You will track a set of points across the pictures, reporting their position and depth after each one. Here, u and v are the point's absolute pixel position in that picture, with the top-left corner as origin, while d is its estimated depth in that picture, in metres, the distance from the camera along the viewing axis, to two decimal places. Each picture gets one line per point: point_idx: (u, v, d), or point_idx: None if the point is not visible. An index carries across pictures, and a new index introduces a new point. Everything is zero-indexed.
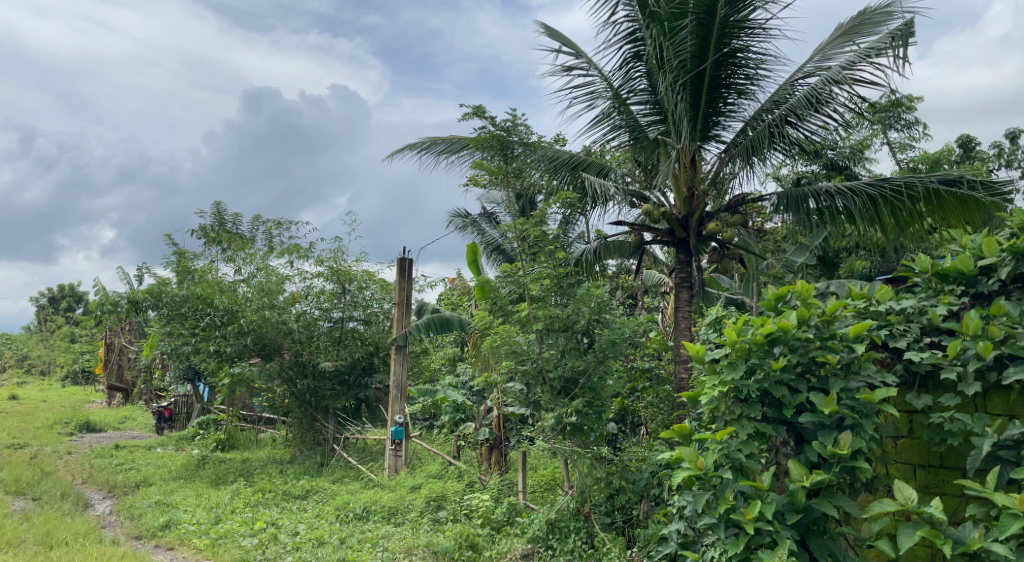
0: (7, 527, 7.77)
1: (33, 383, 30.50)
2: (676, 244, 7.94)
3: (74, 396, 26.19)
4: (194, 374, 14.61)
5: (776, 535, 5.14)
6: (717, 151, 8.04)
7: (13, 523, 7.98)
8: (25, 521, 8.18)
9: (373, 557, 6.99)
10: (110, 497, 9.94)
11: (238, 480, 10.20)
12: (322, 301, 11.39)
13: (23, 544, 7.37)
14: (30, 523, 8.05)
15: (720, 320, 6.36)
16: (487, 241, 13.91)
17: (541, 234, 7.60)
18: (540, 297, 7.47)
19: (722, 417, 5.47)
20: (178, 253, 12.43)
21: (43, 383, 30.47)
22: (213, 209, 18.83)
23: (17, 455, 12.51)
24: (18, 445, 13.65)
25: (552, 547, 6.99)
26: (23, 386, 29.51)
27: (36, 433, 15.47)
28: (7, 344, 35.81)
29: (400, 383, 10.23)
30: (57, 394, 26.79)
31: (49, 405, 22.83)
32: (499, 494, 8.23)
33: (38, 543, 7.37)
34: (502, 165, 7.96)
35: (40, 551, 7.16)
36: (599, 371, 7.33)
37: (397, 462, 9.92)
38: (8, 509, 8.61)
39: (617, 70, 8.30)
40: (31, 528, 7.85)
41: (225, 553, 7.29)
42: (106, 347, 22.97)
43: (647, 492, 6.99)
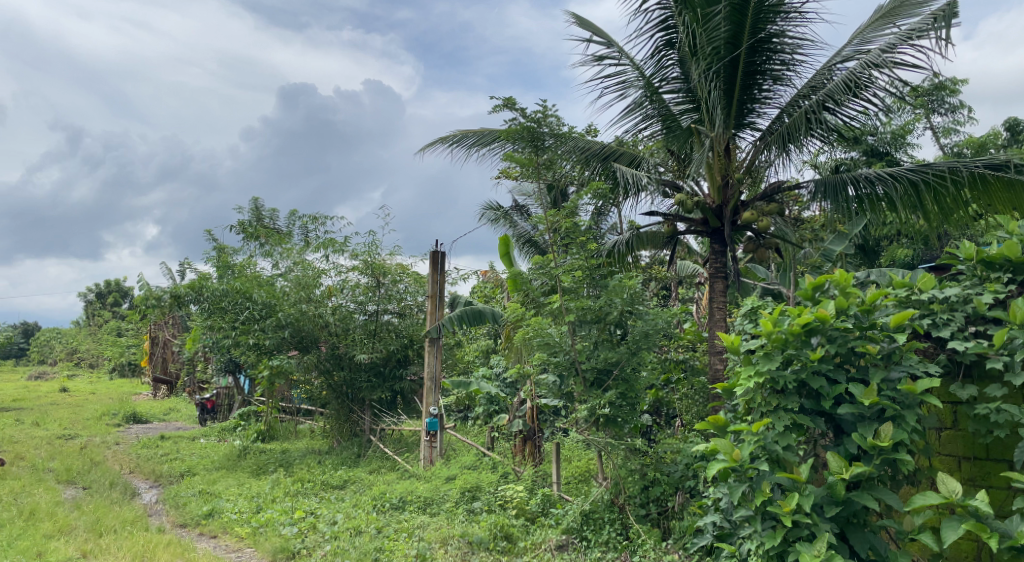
0: (58, 515, 7.98)
1: (84, 376, 31.49)
2: (710, 234, 7.83)
3: (122, 389, 26.93)
4: (235, 367, 14.85)
5: (814, 528, 5.07)
6: (752, 139, 7.92)
7: (64, 511, 8.20)
8: (75, 509, 8.40)
9: (410, 546, 7.03)
10: (156, 486, 10.17)
11: (278, 470, 10.36)
12: (358, 294, 11.51)
13: (74, 531, 7.56)
14: (80, 510, 8.27)
15: (755, 311, 6.27)
16: (519, 233, 13.86)
17: (572, 225, 7.56)
18: (572, 289, 7.44)
19: (758, 409, 5.42)
20: (218, 248, 12.61)
21: (92, 376, 31.29)
22: (251, 205, 19.11)
23: (67, 445, 12.88)
24: (69, 435, 14.04)
25: (586, 538, 7.01)
26: (74, 378, 30.44)
27: (85, 424, 15.91)
28: (57, 338, 36.93)
29: (434, 375, 10.27)
30: (106, 386, 27.52)
31: (97, 397, 23.47)
32: (533, 485, 8.24)
33: (88, 531, 7.56)
34: (533, 156, 7.93)
35: (90, 538, 7.34)
36: (633, 362, 7.26)
37: (432, 453, 9.97)
38: (58, 497, 8.85)
39: (649, 58, 8.23)
40: (81, 515, 8.05)
41: (267, 542, 7.40)
42: (151, 340, 23.62)
43: (683, 484, 6.93)
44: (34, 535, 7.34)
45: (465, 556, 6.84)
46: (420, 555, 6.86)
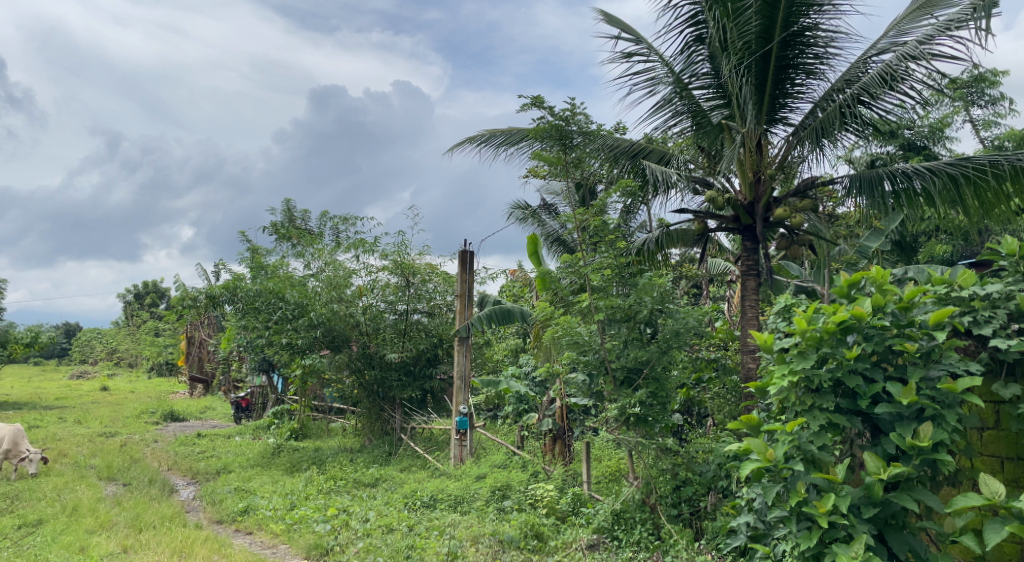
0: (99, 511, 8.13)
1: (123, 375, 32.12)
2: (742, 231, 7.73)
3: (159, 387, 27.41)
4: (269, 366, 15.01)
5: (851, 529, 4.98)
6: (785, 134, 7.81)
7: (105, 507, 8.36)
8: (116, 505, 8.55)
9: (442, 544, 7.03)
10: (193, 482, 10.33)
11: (312, 468, 10.45)
12: (388, 294, 11.54)
13: (115, 526, 7.69)
14: (121, 506, 8.42)
15: (789, 309, 6.19)
16: (548, 232, 13.83)
17: (601, 223, 7.54)
18: (601, 288, 7.39)
19: (793, 408, 5.34)
20: (251, 249, 12.75)
21: (131, 375, 31.88)
22: (283, 206, 19.31)
23: (107, 442, 13.14)
24: (109, 433, 14.33)
25: (617, 537, 6.98)
26: (114, 377, 31.06)
27: (124, 421, 16.22)
28: (97, 338, 37.74)
29: (464, 374, 10.29)
30: (144, 384, 28.02)
31: (136, 395, 23.91)
32: (563, 485, 8.21)
33: (129, 526, 7.68)
34: (561, 155, 7.90)
35: (130, 534, 7.45)
36: (663, 361, 7.18)
37: (461, 452, 9.97)
38: (99, 493, 9.02)
39: (678, 54, 8.17)
40: (122, 511, 8.20)
41: (301, 539, 7.48)
42: (188, 340, 24.02)
43: (715, 484, 6.86)
44: (77, 530, 7.48)
45: (496, 554, 6.84)
46: (452, 554, 6.85)
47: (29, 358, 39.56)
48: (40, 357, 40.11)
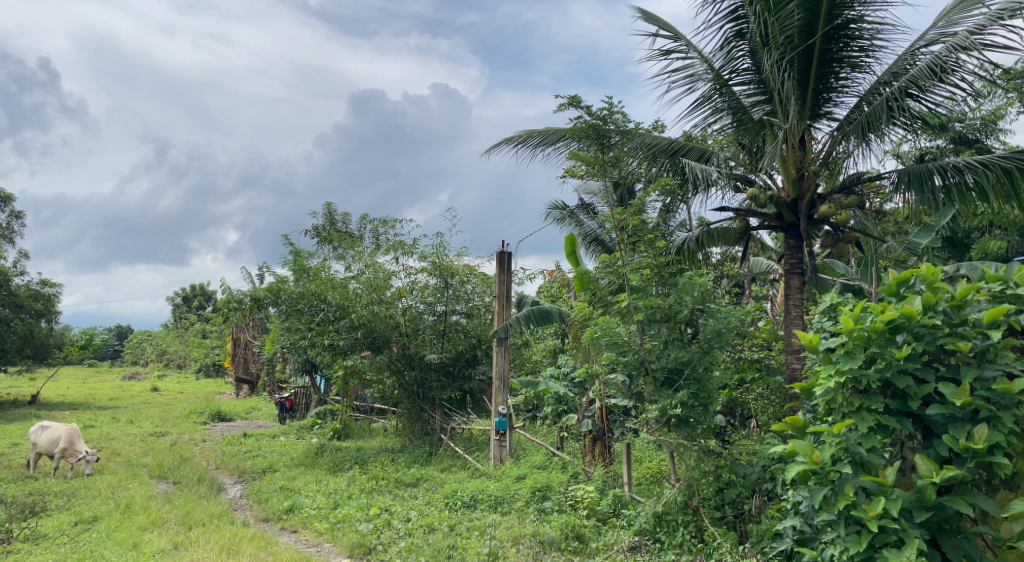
0: (151, 508, 8.31)
1: (172, 376, 32.85)
2: (785, 229, 7.60)
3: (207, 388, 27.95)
4: (311, 367, 15.18)
5: (902, 534, 4.86)
6: (829, 129, 7.66)
7: (157, 505, 8.54)
8: (167, 503, 8.73)
9: (483, 545, 7.03)
10: (240, 481, 10.51)
11: (354, 467, 10.54)
12: (427, 295, 11.63)
13: (166, 523, 7.84)
14: (172, 504, 8.59)
15: (835, 308, 6.07)
16: (586, 232, 13.73)
17: (640, 223, 7.46)
18: (641, 288, 7.31)
19: (840, 409, 5.22)
20: (293, 252, 12.92)
21: (180, 376, 32.59)
22: (324, 209, 19.52)
23: (158, 442, 13.44)
24: (159, 433, 14.65)
25: (659, 540, 6.90)
26: (163, 378, 31.74)
27: (174, 421, 16.58)
28: (147, 341, 38.68)
29: (502, 375, 10.28)
30: (193, 385, 28.64)
31: (184, 396, 24.44)
32: (604, 486, 8.16)
33: (179, 523, 7.83)
34: (599, 154, 7.84)
35: (180, 531, 7.60)
36: (705, 362, 7.09)
37: (501, 453, 9.97)
38: (151, 491, 9.23)
39: (718, 50, 8.05)
40: (172, 509, 8.36)
41: (345, 537, 7.55)
42: (234, 341, 24.46)
43: (759, 486, 6.76)
44: (130, 527, 7.65)
45: (537, 555, 6.82)
46: (493, 554, 6.85)
47: (84, 359, 40.69)
48: (93, 359, 41.25)
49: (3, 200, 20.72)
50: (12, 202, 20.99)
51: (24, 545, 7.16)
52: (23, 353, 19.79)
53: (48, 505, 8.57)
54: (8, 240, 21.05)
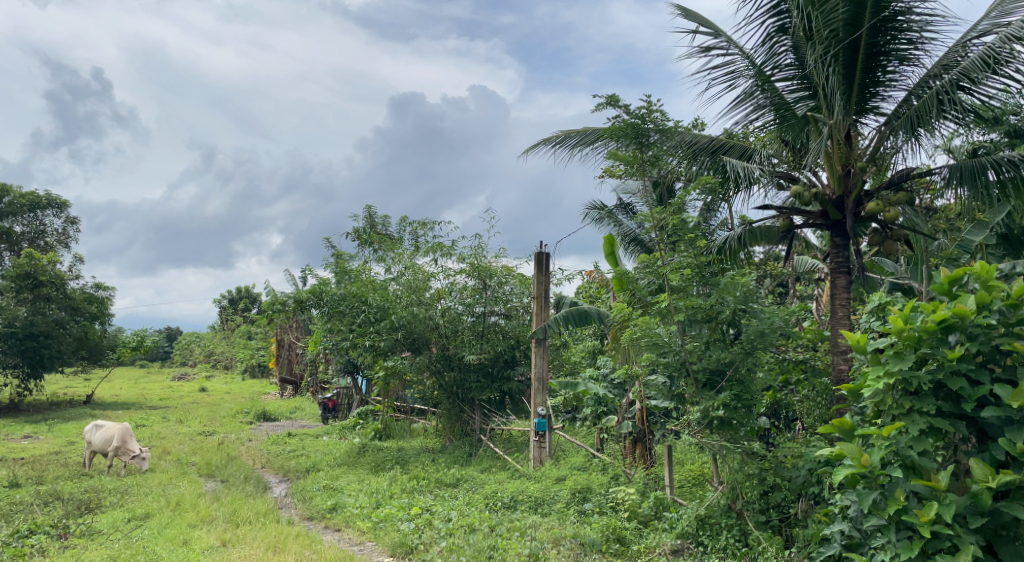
0: (200, 506, 8.46)
1: (220, 376, 33.48)
2: (831, 227, 7.42)
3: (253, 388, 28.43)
4: (353, 367, 15.32)
5: (957, 540, 4.72)
6: (876, 124, 7.48)
7: (206, 502, 8.69)
8: (215, 500, 8.88)
9: (523, 546, 7.00)
10: (285, 480, 10.66)
11: (395, 467, 10.61)
12: (465, 297, 11.64)
13: (215, 521, 7.98)
14: (220, 502, 8.74)
15: (884, 307, 5.94)
16: (624, 232, 13.57)
17: (680, 222, 7.36)
18: (681, 288, 7.21)
19: (889, 411, 5.08)
20: (335, 254, 13.05)
21: (227, 376, 33.20)
22: (365, 211, 19.67)
23: (206, 441, 13.71)
24: (207, 432, 14.95)
25: (702, 543, 6.80)
26: (211, 379, 32.35)
27: (222, 421, 16.87)
28: (195, 342, 39.54)
29: (541, 376, 10.25)
30: (240, 386, 29.16)
31: (233, 396, 24.91)
32: (645, 488, 8.06)
33: (227, 521, 7.96)
34: (637, 153, 7.75)
35: (228, 528, 7.72)
36: (747, 363, 6.96)
37: (541, 454, 9.94)
38: (200, 489, 9.41)
39: (760, 46, 7.91)
40: (221, 507, 8.51)
41: (386, 537, 7.59)
42: (278, 342, 24.83)
43: (806, 490, 6.64)
44: (181, 524, 7.80)
45: (577, 557, 6.79)
46: (533, 555, 6.82)
47: (135, 360, 41.69)
48: (144, 360, 42.26)
49: (59, 206, 21.30)
50: (68, 208, 21.58)
51: (81, 541, 7.35)
52: (78, 354, 20.35)
53: (103, 502, 8.78)
54: (64, 245, 21.65)
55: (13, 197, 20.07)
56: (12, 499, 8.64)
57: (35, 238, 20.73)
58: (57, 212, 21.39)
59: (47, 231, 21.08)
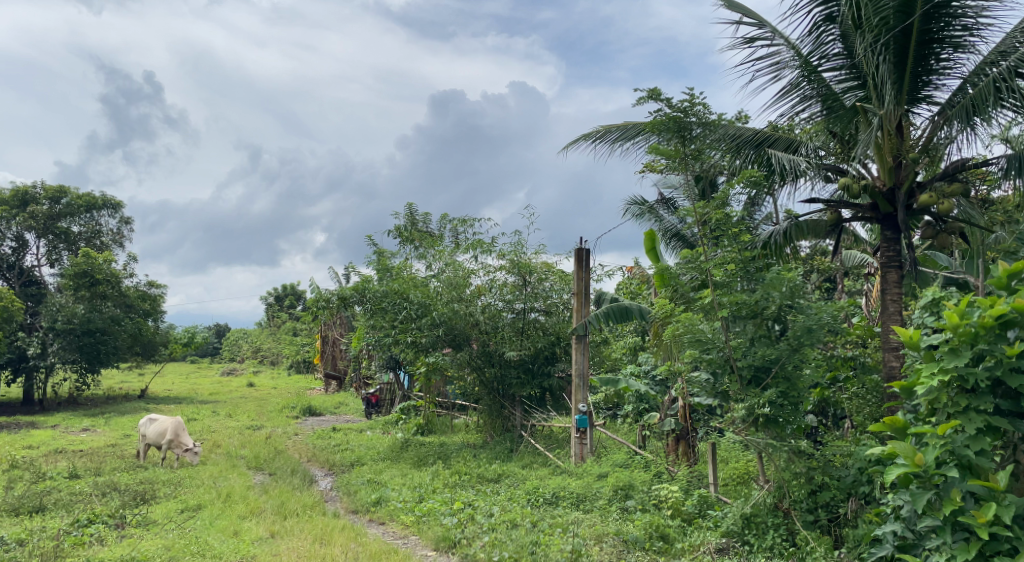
0: (250, 498, 8.60)
1: (267, 372, 34.07)
2: (881, 221, 7.24)
3: (299, 384, 28.87)
4: (396, 363, 15.43)
5: (1016, 542, 4.63)
6: (929, 114, 7.28)
7: (255, 495, 8.84)
8: (263, 493, 9.03)
9: (565, 542, 6.96)
10: (330, 474, 10.79)
11: (437, 462, 10.67)
12: (506, 293, 11.67)
13: (264, 513, 8.11)
14: (268, 494, 8.88)
15: (937, 302, 5.73)
16: (666, 227, 13.38)
17: (723, 216, 7.18)
18: (724, 283, 7.09)
19: (944, 409, 4.94)
20: (377, 252, 13.14)
21: (274, 372, 33.77)
22: (406, 209, 19.77)
23: (254, 435, 13.97)
24: (256, 426, 15.21)
25: (748, 542, 6.70)
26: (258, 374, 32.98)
27: (270, 416, 17.18)
28: (243, 338, 40.33)
29: (582, 372, 10.22)
30: (286, 381, 29.64)
31: (279, 391, 25.33)
32: (689, 486, 7.96)
33: (275, 513, 8.08)
34: (680, 147, 7.63)
35: (276, 520, 7.85)
36: (795, 359, 6.78)
37: (582, 450, 9.90)
38: (249, 481, 9.58)
39: (806, 36, 7.73)
40: (268, 499, 8.64)
41: (429, 531, 7.64)
42: (322, 339, 25.14)
43: (856, 489, 6.51)
44: (231, 515, 7.94)
45: (621, 554, 6.75)
46: (576, 551, 6.80)
47: (186, 356, 42.65)
48: (195, 356, 43.20)
49: (114, 207, 21.86)
50: (122, 208, 22.14)
51: (137, 530, 7.53)
52: (132, 350, 20.88)
53: (157, 493, 8.99)
54: (119, 244, 22.23)
55: (70, 198, 20.63)
56: (72, 489, 8.90)
57: (92, 237, 21.31)
58: (112, 213, 21.96)
59: (102, 231, 21.64)
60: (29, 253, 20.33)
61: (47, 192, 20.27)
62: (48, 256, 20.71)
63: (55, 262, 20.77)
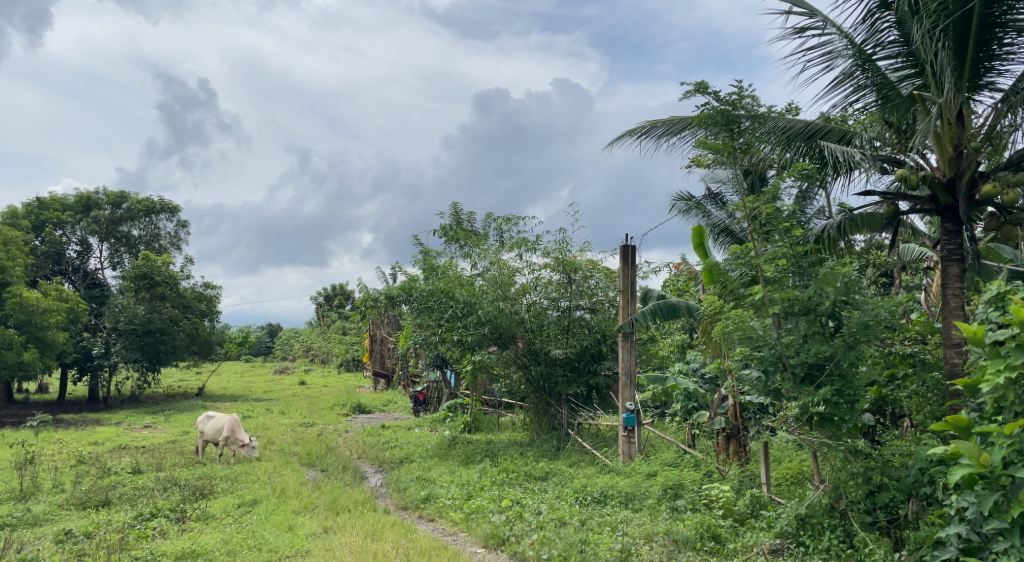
0: (304, 494, 8.73)
1: (316, 370, 34.61)
2: (942, 212, 7.01)
3: (349, 382, 29.25)
4: (442, 361, 15.50)
5: None
6: (992, 101, 7.03)
7: (308, 491, 8.97)
8: (316, 489, 9.16)
9: (615, 541, 6.93)
10: (380, 470, 10.90)
11: (485, 460, 10.69)
12: (551, 291, 11.63)
13: (316, 508, 8.23)
14: (321, 490, 9.00)
15: (1003, 297, 5.55)
16: (714, 223, 13.15)
17: (774, 211, 7.04)
18: (776, 279, 6.91)
19: (1011, 408, 4.77)
20: (423, 252, 13.21)
21: (324, 371, 34.28)
22: (451, 208, 19.82)
23: (307, 432, 14.20)
24: (308, 424, 15.46)
25: (803, 544, 6.58)
26: (309, 373, 33.55)
27: (320, 413, 17.45)
28: (294, 337, 41.03)
29: (629, 370, 10.12)
30: (335, 379, 30.04)
31: (329, 389, 25.70)
32: (740, 486, 7.83)
33: (328, 509, 8.18)
34: (728, 141, 7.47)
35: (329, 515, 7.94)
36: (850, 357, 6.57)
37: (630, 449, 9.82)
38: (302, 477, 9.73)
39: (860, 24, 7.49)
40: (322, 495, 8.76)
41: (478, 528, 7.64)
42: (371, 337, 25.42)
43: (916, 490, 6.28)
44: (285, 510, 8.06)
45: (671, 554, 6.67)
46: (626, 551, 6.75)
47: (240, 355, 43.58)
48: (248, 355, 44.11)
49: (171, 211, 22.40)
50: (179, 212, 22.67)
51: (197, 524, 7.69)
52: (189, 350, 21.40)
53: (215, 488, 9.18)
54: (176, 247, 22.78)
55: (130, 202, 21.20)
56: (135, 484, 9.15)
57: (151, 241, 21.90)
58: (170, 216, 22.51)
59: (160, 234, 22.22)
60: (92, 257, 20.96)
61: (109, 197, 20.87)
62: (110, 259, 21.32)
63: (117, 265, 21.39)
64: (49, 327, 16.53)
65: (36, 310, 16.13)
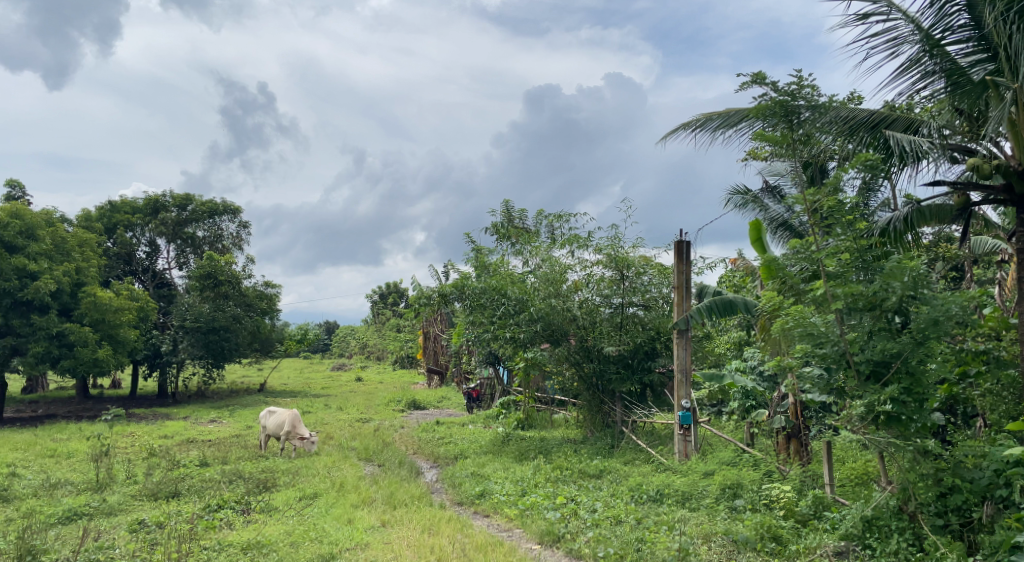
0: (361, 488, 8.84)
1: (372, 367, 35.03)
2: (1017, 202, 6.70)
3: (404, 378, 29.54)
4: (495, 358, 15.46)
5: None
6: None
7: (366, 485, 9.07)
8: (374, 483, 9.25)
9: (672, 540, 6.81)
10: (435, 466, 10.98)
11: (539, 457, 10.67)
12: (603, 288, 11.52)
13: (375, 502, 8.31)
14: (378, 485, 9.10)
15: None
16: (772, 217, 12.82)
17: (836, 203, 6.78)
18: (838, 274, 6.73)
19: None
20: (475, 249, 13.24)
21: (380, 368, 34.70)
22: (505, 205, 19.79)
23: (364, 427, 14.37)
24: (365, 419, 15.67)
25: (870, 547, 6.38)
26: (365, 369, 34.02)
27: (376, 409, 17.65)
28: (351, 334, 41.65)
29: (684, 367, 9.95)
30: (392, 376, 30.33)
31: (385, 386, 25.98)
32: (801, 486, 7.62)
33: (385, 503, 8.27)
34: (787, 132, 7.25)
35: (387, 509, 8.02)
36: (919, 354, 6.35)
37: (686, 448, 9.65)
38: (360, 472, 9.85)
39: (928, 8, 7.21)
40: (379, 489, 8.85)
41: (533, 524, 7.62)
42: (425, 334, 25.60)
43: (991, 493, 6.07)
44: (345, 504, 8.17)
45: (730, 555, 6.55)
46: (683, 550, 6.60)
47: (299, 352, 44.49)
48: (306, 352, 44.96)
49: (233, 212, 22.91)
50: (241, 213, 23.17)
51: (261, 516, 7.85)
52: (251, 347, 21.90)
53: (278, 481, 9.38)
54: (238, 248, 23.28)
55: (194, 204, 21.72)
56: (202, 476, 9.41)
57: (214, 242, 22.45)
58: (232, 217, 23.02)
59: (224, 235, 22.75)
60: (160, 257, 21.60)
61: (175, 200, 21.41)
62: (176, 258, 21.98)
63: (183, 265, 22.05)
64: (121, 324, 17.13)
65: (109, 309, 16.73)
